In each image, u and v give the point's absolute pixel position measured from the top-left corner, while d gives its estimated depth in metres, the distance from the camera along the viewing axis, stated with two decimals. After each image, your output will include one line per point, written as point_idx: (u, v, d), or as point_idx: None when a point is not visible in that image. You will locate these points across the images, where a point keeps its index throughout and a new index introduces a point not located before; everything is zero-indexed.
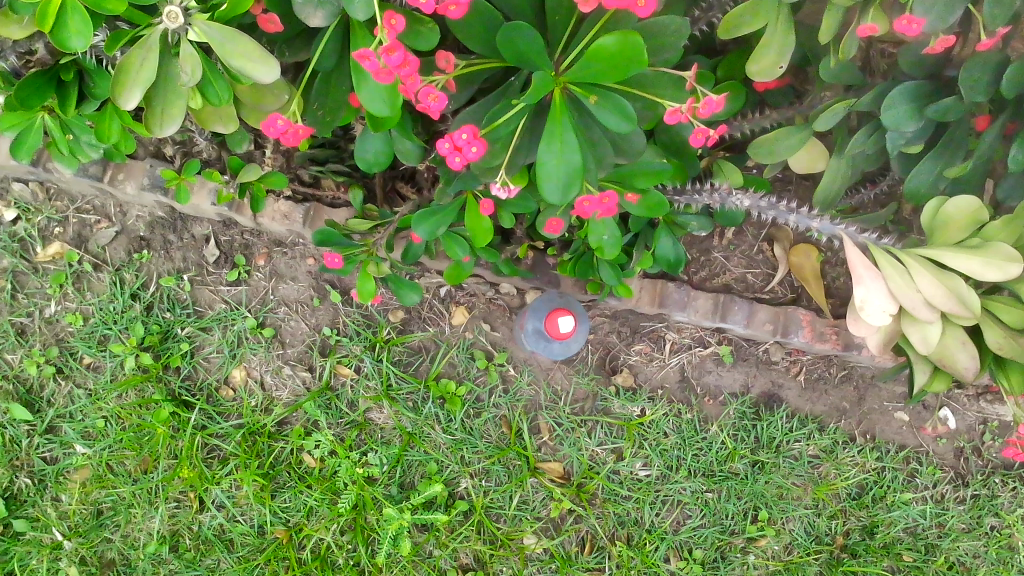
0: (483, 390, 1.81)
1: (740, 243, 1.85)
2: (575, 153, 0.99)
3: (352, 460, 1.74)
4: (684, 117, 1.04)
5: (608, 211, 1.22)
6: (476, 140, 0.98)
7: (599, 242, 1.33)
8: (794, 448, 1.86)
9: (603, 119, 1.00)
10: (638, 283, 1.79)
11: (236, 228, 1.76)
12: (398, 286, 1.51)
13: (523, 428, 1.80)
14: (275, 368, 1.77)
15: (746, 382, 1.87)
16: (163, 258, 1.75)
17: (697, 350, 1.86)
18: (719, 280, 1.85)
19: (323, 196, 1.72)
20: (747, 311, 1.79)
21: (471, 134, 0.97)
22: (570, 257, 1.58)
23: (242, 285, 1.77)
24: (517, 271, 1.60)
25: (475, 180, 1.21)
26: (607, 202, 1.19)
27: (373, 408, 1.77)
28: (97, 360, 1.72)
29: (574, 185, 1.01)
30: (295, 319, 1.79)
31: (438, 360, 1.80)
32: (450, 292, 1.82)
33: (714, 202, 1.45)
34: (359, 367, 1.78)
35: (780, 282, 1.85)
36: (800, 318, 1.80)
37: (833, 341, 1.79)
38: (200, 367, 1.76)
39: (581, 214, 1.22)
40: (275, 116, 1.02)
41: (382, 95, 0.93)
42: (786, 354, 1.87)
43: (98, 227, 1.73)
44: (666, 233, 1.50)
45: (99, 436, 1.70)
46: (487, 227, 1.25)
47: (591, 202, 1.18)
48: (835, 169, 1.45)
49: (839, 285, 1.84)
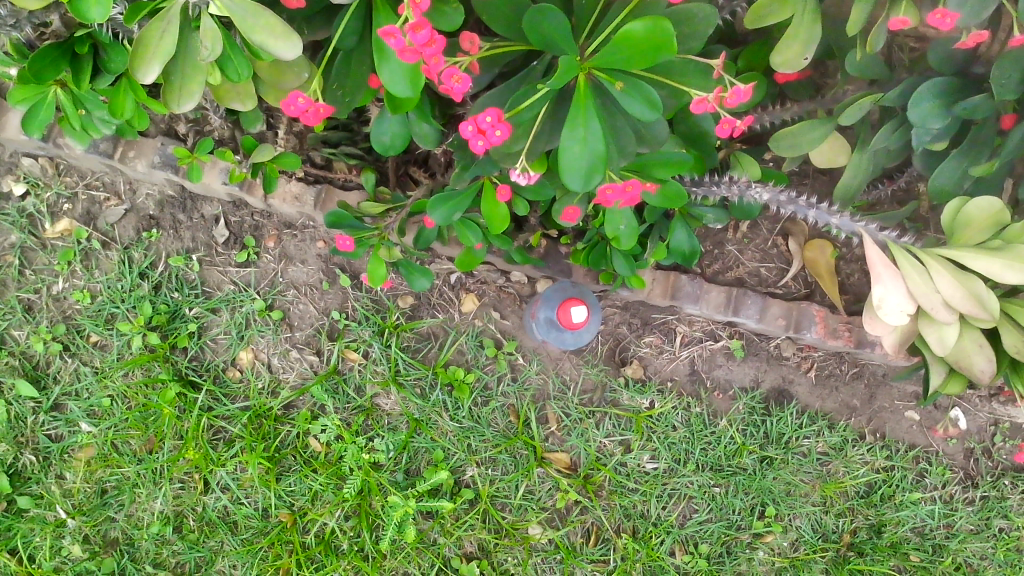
0: (491, 378, 1.79)
1: (755, 236, 1.84)
2: (598, 141, 0.97)
3: (358, 446, 1.73)
4: (712, 106, 1.01)
5: (630, 200, 1.19)
6: (502, 124, 0.95)
7: (615, 232, 1.32)
8: (804, 444, 1.84)
9: (628, 106, 0.97)
10: (650, 274, 1.78)
11: (247, 209, 1.75)
12: (408, 272, 1.49)
13: (531, 417, 1.79)
14: (282, 351, 1.76)
15: (757, 377, 1.87)
16: (172, 237, 1.74)
17: (707, 343, 1.85)
18: (732, 273, 1.83)
19: (335, 179, 1.71)
20: (760, 305, 1.78)
21: (496, 118, 0.94)
22: (584, 247, 1.57)
23: (251, 266, 1.76)
24: (530, 259, 1.58)
25: (492, 166, 1.18)
26: (630, 192, 1.17)
27: (380, 394, 1.76)
28: (104, 338, 1.71)
29: (595, 173, 0.99)
30: (304, 303, 1.78)
31: (447, 347, 1.78)
32: (460, 279, 1.80)
33: (733, 195, 1.42)
34: (367, 352, 1.77)
35: (794, 277, 1.84)
36: (814, 314, 1.78)
37: (846, 338, 1.78)
38: (208, 349, 1.74)
39: (603, 202, 1.20)
40: (296, 95, 0.99)
41: (403, 78, 0.91)
42: (797, 350, 1.86)
43: (108, 204, 1.73)
44: (681, 225, 1.50)
45: (105, 415, 1.70)
46: (504, 214, 1.23)
47: (614, 191, 1.16)
48: (857, 163, 1.42)
49: (853, 282, 1.83)
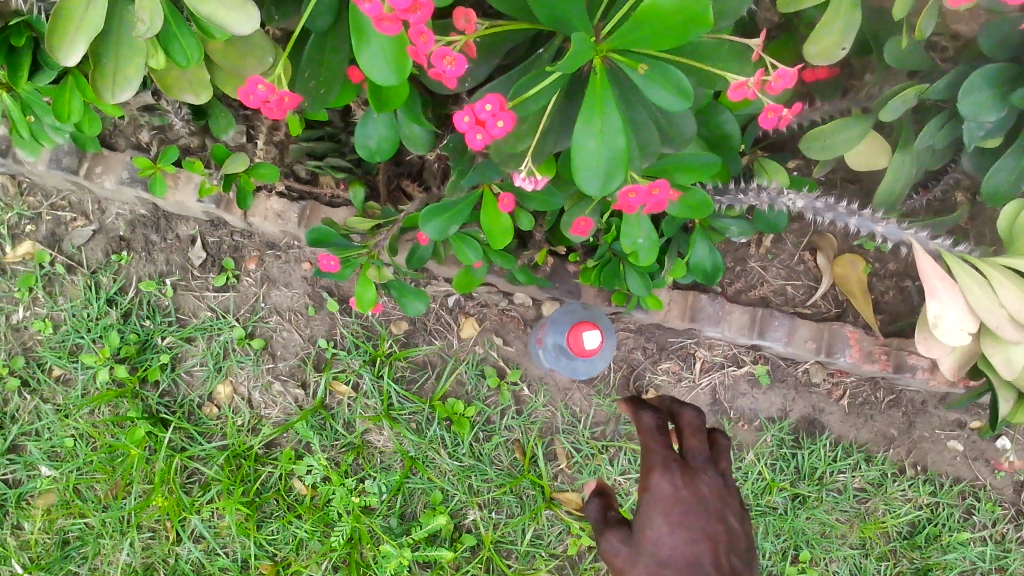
0: (494, 411, 1.63)
1: (779, 251, 1.69)
2: (618, 135, 0.82)
3: (347, 488, 1.56)
4: (751, 92, 0.84)
5: (657, 204, 1.00)
6: (504, 113, 0.78)
7: (633, 246, 1.16)
8: (839, 480, 1.68)
9: (651, 95, 0.83)
10: (668, 294, 1.62)
11: (225, 228, 1.60)
12: (400, 294, 1.33)
13: (538, 454, 1.62)
14: (264, 383, 1.60)
15: (785, 406, 1.71)
16: (144, 260, 1.60)
17: (730, 369, 1.70)
18: (756, 292, 1.68)
19: (321, 195, 1.56)
20: (788, 327, 1.63)
21: (496, 105, 0.78)
22: (595, 264, 1.43)
23: (230, 291, 1.61)
24: (535, 279, 1.42)
25: (493, 172, 1.03)
26: (656, 195, 0.98)
27: (371, 429, 1.59)
28: (68, 372, 1.56)
29: (615, 174, 0.84)
30: (288, 330, 1.62)
31: (445, 377, 1.62)
32: (459, 302, 1.65)
33: (763, 202, 1.27)
34: (357, 384, 1.61)
35: (824, 296, 1.69)
36: (848, 335, 1.63)
37: (882, 362, 1.63)
38: (181, 382, 1.59)
39: (624, 208, 1.02)
40: (257, 80, 0.82)
41: (385, 62, 0.76)
42: (828, 376, 1.71)
43: (74, 225, 1.58)
44: (703, 239, 1.36)
45: (67, 457, 1.53)
46: (508, 226, 1.08)
47: (638, 194, 0.97)
48: (900, 167, 1.28)
49: (888, 300, 1.69)
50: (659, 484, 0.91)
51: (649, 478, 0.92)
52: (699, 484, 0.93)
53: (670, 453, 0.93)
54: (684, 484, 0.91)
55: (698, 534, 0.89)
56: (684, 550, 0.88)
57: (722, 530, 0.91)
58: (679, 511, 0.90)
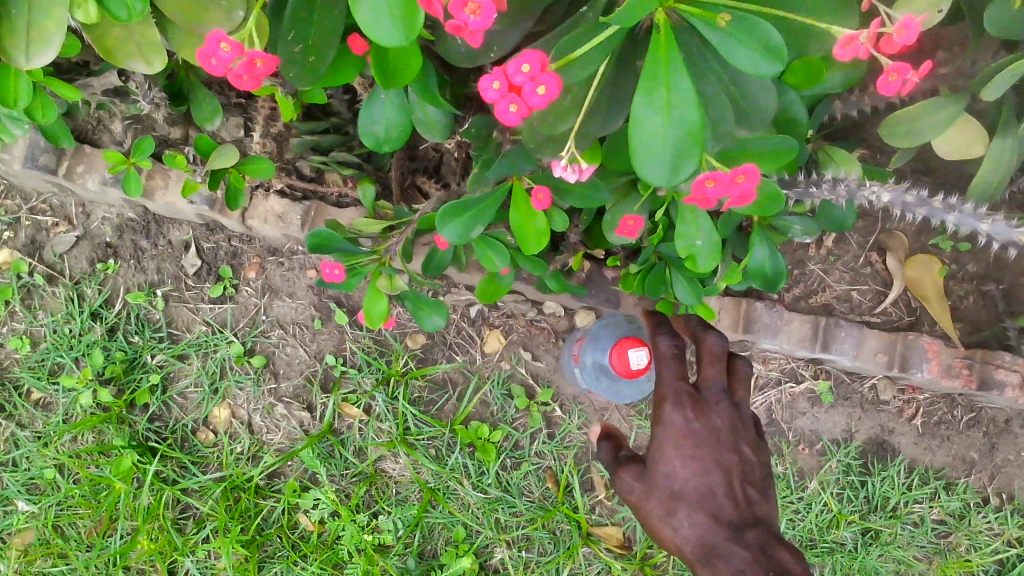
0: (523, 435, 1.45)
1: (843, 252, 1.49)
2: (691, 108, 0.63)
3: (358, 525, 1.40)
4: (865, 48, 0.63)
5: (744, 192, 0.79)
6: (546, 75, 0.61)
7: (689, 249, 0.98)
8: (914, 511, 1.49)
9: (731, 56, 0.64)
10: (717, 302, 1.44)
11: (222, 233, 1.43)
12: (415, 307, 1.15)
13: (573, 484, 1.44)
14: (265, 406, 1.43)
15: (850, 427, 1.51)
16: (133, 269, 1.44)
17: (787, 386, 1.50)
18: (816, 299, 1.49)
19: (327, 194, 1.39)
20: (856, 338, 1.44)
21: (535, 65, 0.60)
22: (637, 270, 1.24)
23: (227, 303, 1.45)
24: (569, 287, 1.24)
25: (524, 162, 0.85)
26: (740, 183, 0.77)
27: (385, 457, 1.42)
28: (48, 395, 1.40)
29: (688, 159, 0.65)
30: (292, 346, 1.45)
31: (467, 398, 1.45)
32: (482, 313, 1.47)
33: (839, 197, 1.09)
34: (369, 407, 1.44)
35: (894, 302, 1.49)
36: (925, 347, 1.43)
37: (966, 377, 1.42)
38: (174, 405, 1.42)
39: (701, 202, 0.81)
40: (218, 36, 0.64)
41: (389, 13, 0.58)
42: (899, 393, 1.51)
43: (56, 230, 1.42)
44: (763, 239, 1.18)
45: (47, 490, 1.37)
46: (542, 227, 0.90)
47: (717, 183, 0.76)
48: (1001, 153, 1.08)
49: (967, 306, 1.49)
50: (671, 419, 0.96)
51: (662, 412, 0.97)
52: (712, 415, 0.98)
53: (682, 389, 0.97)
54: (695, 416, 0.96)
55: (710, 461, 0.94)
56: (695, 477, 0.95)
57: (733, 460, 0.97)
58: (691, 443, 0.95)
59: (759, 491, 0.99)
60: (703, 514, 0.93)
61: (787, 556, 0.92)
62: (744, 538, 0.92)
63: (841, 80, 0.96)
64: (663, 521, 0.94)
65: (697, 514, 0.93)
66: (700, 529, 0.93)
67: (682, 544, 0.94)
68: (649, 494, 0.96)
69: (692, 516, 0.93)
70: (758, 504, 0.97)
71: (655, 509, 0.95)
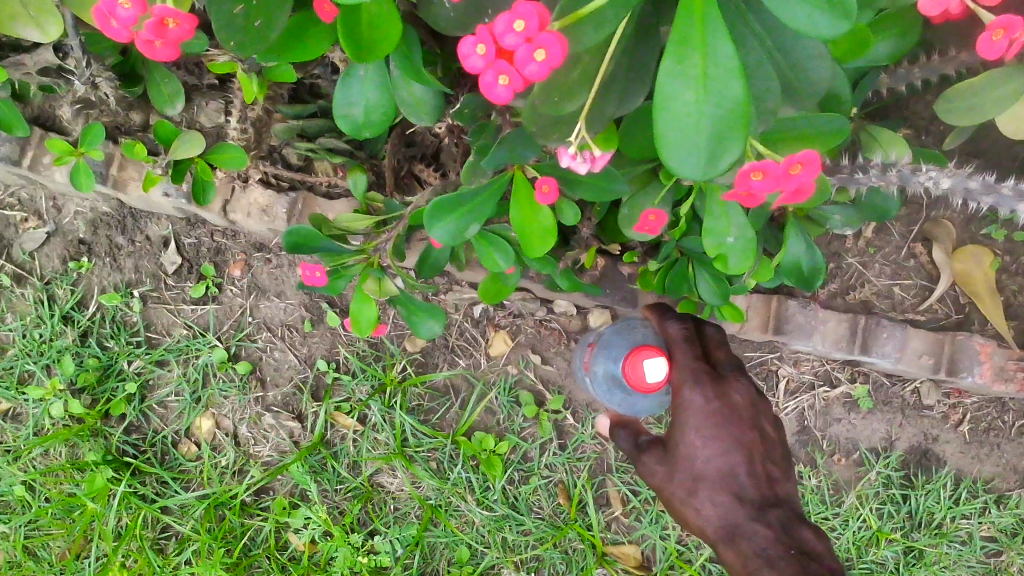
0: (532, 446, 1.33)
1: (884, 243, 1.35)
2: (733, 79, 0.50)
3: (352, 546, 1.29)
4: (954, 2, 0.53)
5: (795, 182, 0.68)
6: (543, 37, 0.48)
7: (718, 247, 0.85)
8: (962, 528, 1.36)
9: (782, 13, 0.51)
10: (746, 300, 1.31)
11: (203, 227, 1.31)
12: (408, 311, 1.03)
13: (586, 499, 1.32)
14: (252, 416, 1.32)
15: (890, 435, 1.38)
16: (109, 266, 1.31)
17: (821, 390, 1.37)
18: (855, 295, 1.35)
19: (316, 184, 1.27)
20: (899, 339, 1.30)
21: (529, 24, 0.47)
22: (656, 268, 1.12)
23: (210, 303, 1.33)
24: (582, 286, 1.11)
25: (527, 149, 0.72)
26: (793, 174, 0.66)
27: (381, 471, 1.31)
28: (18, 406, 1.29)
29: (730, 144, 0.52)
30: (280, 350, 1.34)
31: (471, 406, 1.33)
32: (487, 312, 1.34)
33: (890, 185, 0.93)
34: (364, 417, 1.32)
35: (941, 298, 1.35)
36: (976, 349, 1.30)
37: (1018, 382, 1.30)
38: (153, 416, 1.31)
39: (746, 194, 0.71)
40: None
41: None
42: (944, 398, 1.37)
43: (25, 226, 1.30)
44: (798, 231, 1.05)
45: (18, 509, 1.27)
46: (548, 224, 0.77)
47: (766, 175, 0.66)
48: None
49: (1022, 303, 1.35)
50: (690, 402, 0.88)
51: (679, 395, 0.89)
52: (732, 391, 0.90)
53: (699, 367, 0.89)
54: (716, 395, 0.88)
55: (731, 441, 0.87)
56: (717, 460, 0.87)
57: (757, 437, 0.90)
58: (714, 425, 0.87)
59: (782, 468, 0.92)
60: (725, 494, 0.87)
61: (809, 534, 0.87)
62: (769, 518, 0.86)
63: (888, 52, 0.82)
64: (685, 503, 0.89)
65: (719, 495, 0.87)
66: (725, 510, 0.86)
67: (704, 525, 0.88)
68: (671, 475, 0.89)
69: (715, 496, 0.87)
70: (781, 484, 0.90)
71: (678, 490, 0.89)
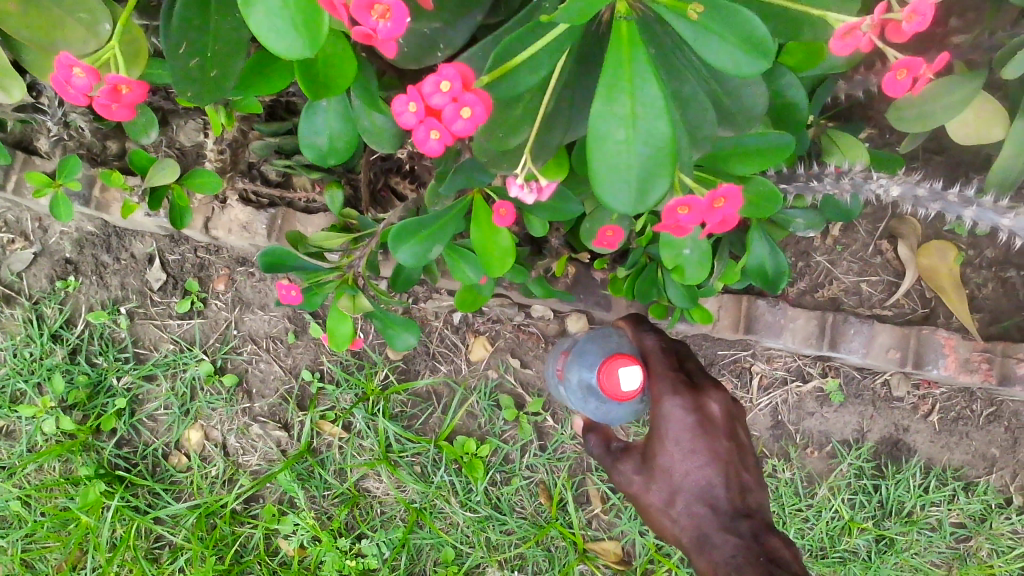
0: (513, 448, 1.37)
1: (851, 241, 1.39)
2: (660, 118, 0.53)
3: (340, 550, 1.33)
4: (866, 39, 0.53)
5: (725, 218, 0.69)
6: (468, 95, 0.52)
7: (676, 258, 0.90)
8: (932, 515, 1.41)
9: (707, 53, 0.54)
10: (716, 301, 1.34)
11: (187, 244, 1.34)
12: (384, 326, 1.07)
13: (567, 498, 1.36)
14: (240, 427, 1.36)
15: (862, 427, 1.42)
16: (95, 285, 1.35)
17: (794, 385, 1.41)
18: (823, 293, 1.39)
19: (295, 200, 1.30)
20: (866, 335, 1.34)
21: (454, 83, 0.52)
22: (625, 274, 1.15)
23: (196, 318, 1.36)
24: (554, 294, 1.15)
25: (482, 174, 0.76)
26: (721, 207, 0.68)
27: (367, 476, 1.35)
28: (11, 424, 1.32)
29: (659, 178, 0.55)
30: (266, 362, 1.37)
31: (452, 411, 1.37)
32: (466, 319, 1.38)
33: (842, 191, 0.98)
34: (349, 424, 1.36)
35: (907, 293, 1.39)
36: (941, 342, 1.34)
37: (984, 372, 1.33)
38: (144, 429, 1.35)
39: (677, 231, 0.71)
40: (67, 62, 0.60)
41: (288, 22, 0.51)
42: (913, 389, 1.41)
43: (11, 248, 1.33)
44: (761, 236, 1.08)
45: (15, 524, 1.31)
46: (506, 245, 0.81)
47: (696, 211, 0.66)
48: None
49: (986, 296, 1.38)
50: (669, 412, 0.90)
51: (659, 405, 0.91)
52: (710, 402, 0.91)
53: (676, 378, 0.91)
54: (694, 407, 0.90)
55: (707, 452, 0.89)
56: (695, 471, 0.89)
57: (734, 449, 0.91)
58: (691, 435, 0.89)
59: (758, 476, 0.94)
60: (701, 504, 0.89)
61: (783, 544, 0.88)
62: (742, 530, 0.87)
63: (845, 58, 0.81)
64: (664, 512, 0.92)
65: (695, 505, 0.90)
66: (699, 520, 0.89)
67: (680, 533, 0.91)
68: (649, 485, 0.93)
69: (690, 506, 0.90)
70: (756, 492, 0.91)
71: (656, 500, 0.93)
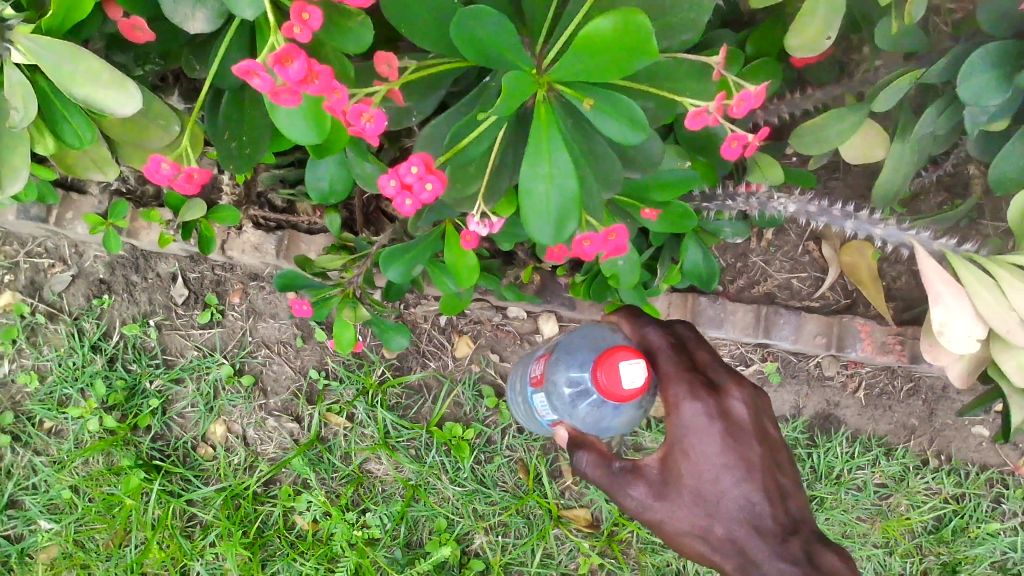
0: (494, 431, 1.58)
1: (783, 242, 1.60)
2: (568, 177, 0.75)
3: (348, 522, 1.54)
4: (711, 118, 0.75)
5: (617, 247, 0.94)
6: (430, 174, 0.74)
7: (613, 268, 1.11)
8: (858, 477, 1.63)
9: (602, 128, 0.76)
10: (666, 299, 1.56)
11: (205, 263, 1.55)
12: (381, 329, 1.27)
13: (542, 472, 1.58)
14: (257, 420, 1.57)
15: (798, 404, 1.64)
16: (126, 302, 1.55)
17: (738, 368, 1.62)
18: (759, 288, 1.60)
19: (299, 223, 1.51)
20: (795, 323, 1.56)
21: (420, 166, 0.73)
22: (582, 278, 1.36)
23: (215, 327, 1.57)
24: (523, 297, 1.36)
25: (449, 210, 0.97)
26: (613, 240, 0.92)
27: (369, 459, 1.56)
28: (59, 423, 1.53)
29: (569, 220, 0.77)
30: (278, 363, 1.58)
31: (441, 400, 1.58)
32: (451, 321, 1.59)
33: (752, 208, 1.21)
34: (352, 415, 1.57)
35: (832, 286, 1.61)
36: (858, 328, 1.56)
37: (897, 353, 1.56)
38: (174, 425, 1.56)
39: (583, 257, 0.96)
40: (159, 160, 0.83)
41: (303, 121, 0.75)
42: (842, 368, 1.63)
43: (53, 271, 1.54)
44: (694, 243, 1.28)
45: (66, 509, 1.51)
46: (473, 263, 1.02)
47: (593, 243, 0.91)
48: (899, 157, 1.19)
49: (900, 286, 1.60)
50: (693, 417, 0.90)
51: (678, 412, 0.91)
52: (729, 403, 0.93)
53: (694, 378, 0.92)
54: (718, 411, 0.90)
55: (740, 463, 0.89)
56: (733, 487, 0.88)
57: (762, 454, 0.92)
58: (720, 441, 0.89)
59: (790, 476, 0.94)
60: (743, 524, 0.88)
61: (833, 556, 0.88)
62: (791, 550, 0.87)
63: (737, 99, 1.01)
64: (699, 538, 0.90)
65: (736, 527, 0.88)
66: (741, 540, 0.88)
67: (720, 557, 0.90)
68: (677, 510, 0.90)
69: (732, 528, 0.88)
70: (793, 499, 0.91)
71: (689, 525, 0.89)
